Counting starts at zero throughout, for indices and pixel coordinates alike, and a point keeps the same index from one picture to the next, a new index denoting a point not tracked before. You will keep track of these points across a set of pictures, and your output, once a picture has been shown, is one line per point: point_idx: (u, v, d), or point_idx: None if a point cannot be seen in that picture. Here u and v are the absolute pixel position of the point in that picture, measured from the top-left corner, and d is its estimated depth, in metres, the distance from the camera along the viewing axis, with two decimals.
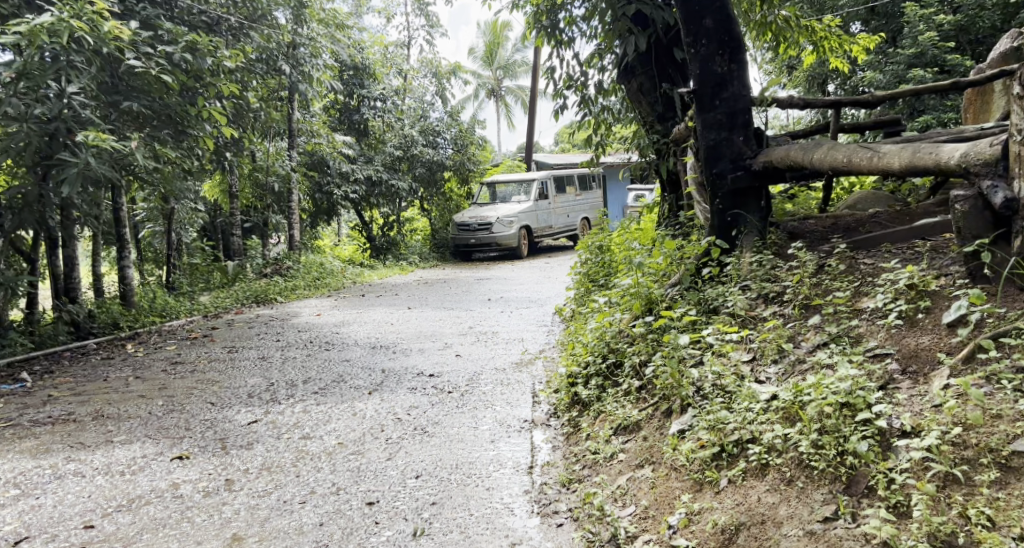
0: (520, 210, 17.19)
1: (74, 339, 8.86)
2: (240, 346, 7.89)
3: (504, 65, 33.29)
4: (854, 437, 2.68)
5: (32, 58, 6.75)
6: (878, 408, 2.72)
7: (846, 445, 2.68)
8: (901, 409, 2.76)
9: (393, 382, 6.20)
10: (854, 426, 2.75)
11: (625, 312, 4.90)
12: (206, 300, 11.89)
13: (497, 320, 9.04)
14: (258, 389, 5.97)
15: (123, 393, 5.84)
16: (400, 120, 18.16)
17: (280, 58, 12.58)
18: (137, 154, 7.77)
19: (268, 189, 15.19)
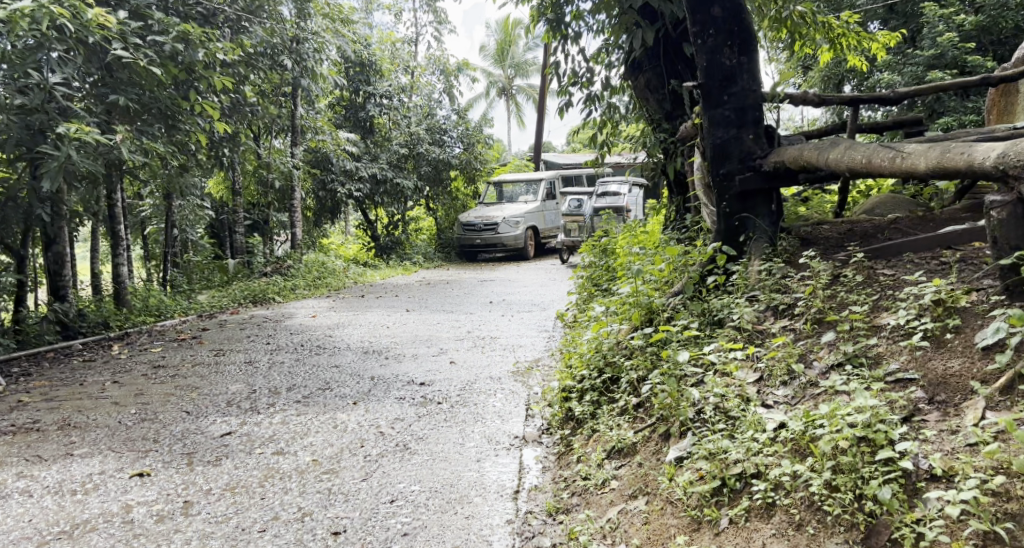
0: (527, 211, 16.87)
1: (61, 338, 8.63)
2: (228, 349, 7.61)
3: (515, 63, 32.97)
4: (875, 481, 2.36)
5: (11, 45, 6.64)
6: (903, 447, 2.39)
7: (865, 489, 2.37)
8: (929, 447, 2.44)
9: (381, 391, 5.89)
10: (873, 465, 2.43)
11: (623, 321, 4.57)
12: (202, 299, 11.63)
13: (497, 325, 8.72)
14: (238, 396, 5.69)
15: (96, 399, 5.58)
16: (406, 117, 17.89)
17: (282, 53, 12.33)
18: (122, 148, 7.54)
19: (271, 187, 14.96)
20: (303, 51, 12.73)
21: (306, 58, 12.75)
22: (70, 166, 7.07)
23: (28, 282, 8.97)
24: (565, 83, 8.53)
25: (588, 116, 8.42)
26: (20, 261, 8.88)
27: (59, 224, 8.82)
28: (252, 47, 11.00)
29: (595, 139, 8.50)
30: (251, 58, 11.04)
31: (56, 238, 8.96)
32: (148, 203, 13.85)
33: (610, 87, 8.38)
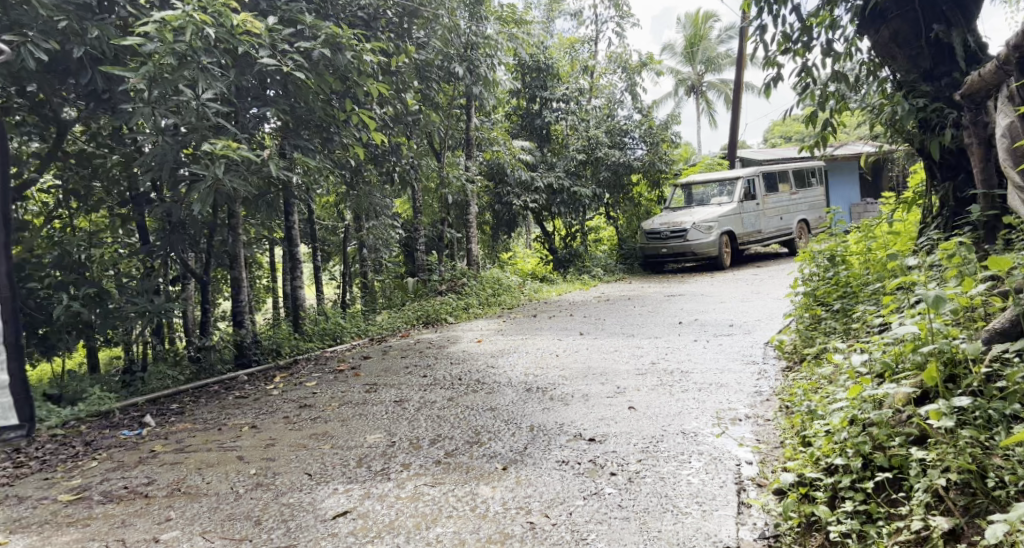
0: (722, 214, 14.83)
1: (234, 367, 7.83)
2: (382, 383, 6.62)
3: (708, 59, 30.77)
4: None
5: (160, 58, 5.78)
6: None
7: None
8: None
9: (539, 449, 4.61)
10: None
11: (908, 387, 3.29)
12: (376, 321, 10.98)
13: (688, 354, 7.13)
14: (372, 453, 4.62)
15: (225, 452, 4.77)
16: (584, 121, 16.57)
17: (454, 61, 11.59)
18: (273, 166, 6.39)
19: (447, 203, 14.27)
20: (474, 57, 11.96)
21: (478, 64, 11.99)
22: (222, 187, 6.06)
23: (209, 308, 8.38)
24: (775, 51, 6.77)
25: (806, 91, 6.66)
26: (200, 287, 8.39)
27: (238, 270, 7.95)
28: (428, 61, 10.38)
29: (813, 119, 6.73)
30: (426, 69, 10.41)
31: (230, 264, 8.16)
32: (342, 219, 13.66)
33: (834, 54, 6.73)
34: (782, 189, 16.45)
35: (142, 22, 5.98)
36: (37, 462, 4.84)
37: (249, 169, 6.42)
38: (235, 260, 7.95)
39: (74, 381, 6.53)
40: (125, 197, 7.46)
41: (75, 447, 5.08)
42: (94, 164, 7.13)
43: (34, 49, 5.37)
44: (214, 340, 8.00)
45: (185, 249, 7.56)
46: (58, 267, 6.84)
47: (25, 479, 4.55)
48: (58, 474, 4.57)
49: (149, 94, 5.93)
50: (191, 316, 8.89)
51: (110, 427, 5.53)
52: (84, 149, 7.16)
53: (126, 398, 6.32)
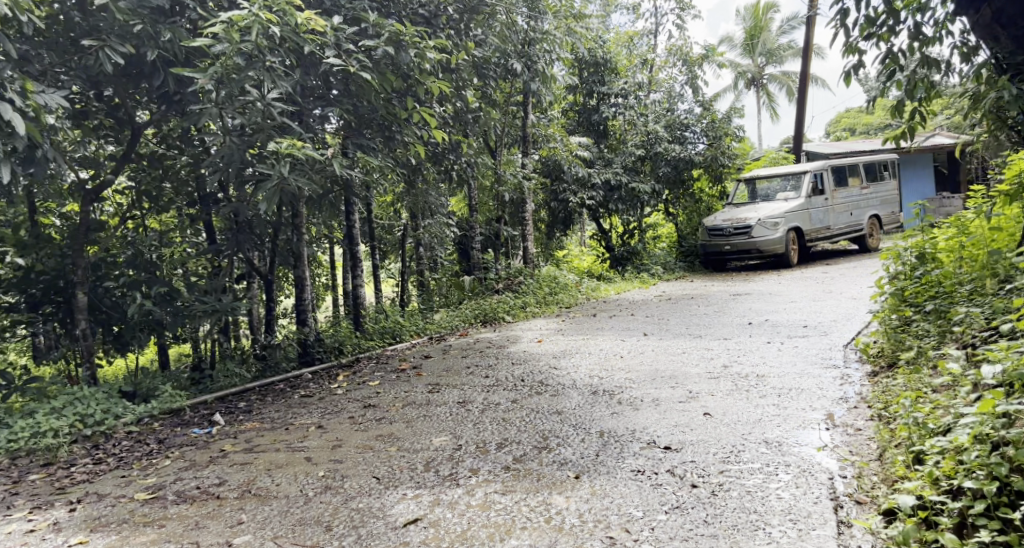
0: (788, 209, 14.32)
1: (298, 365, 7.79)
2: (444, 384, 6.48)
3: (767, 51, 29.94)
4: None
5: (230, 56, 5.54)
6: None
7: None
8: None
9: (613, 456, 4.41)
10: None
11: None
12: (434, 319, 10.88)
13: (762, 357, 6.81)
14: (439, 457, 4.45)
15: (293, 452, 4.59)
16: (643, 116, 16.19)
17: (512, 57, 11.40)
18: (337, 164, 6.27)
19: (503, 200, 14.08)
20: (531, 53, 11.80)
21: (535, 60, 11.80)
22: (288, 186, 5.88)
23: (273, 306, 8.34)
24: (858, 37, 6.42)
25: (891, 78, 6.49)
26: (265, 284, 8.32)
27: (303, 269, 7.91)
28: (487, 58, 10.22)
29: (900, 108, 6.60)
30: (485, 66, 10.26)
31: (294, 262, 8.17)
32: (399, 216, 13.61)
33: (922, 39, 6.41)
34: (852, 183, 15.81)
35: (210, 22, 5.79)
36: (114, 459, 4.67)
37: (313, 168, 6.30)
38: (299, 259, 7.94)
39: (146, 377, 6.35)
40: (194, 197, 7.44)
41: (149, 445, 4.90)
42: (166, 165, 7.15)
43: (110, 53, 5.29)
44: (278, 338, 7.99)
45: (252, 247, 7.47)
46: (132, 265, 6.90)
47: (102, 476, 4.42)
48: (134, 472, 4.41)
49: (217, 94, 5.74)
50: (256, 314, 8.89)
51: (181, 424, 5.37)
52: (156, 151, 7.17)
53: (196, 396, 6.14)
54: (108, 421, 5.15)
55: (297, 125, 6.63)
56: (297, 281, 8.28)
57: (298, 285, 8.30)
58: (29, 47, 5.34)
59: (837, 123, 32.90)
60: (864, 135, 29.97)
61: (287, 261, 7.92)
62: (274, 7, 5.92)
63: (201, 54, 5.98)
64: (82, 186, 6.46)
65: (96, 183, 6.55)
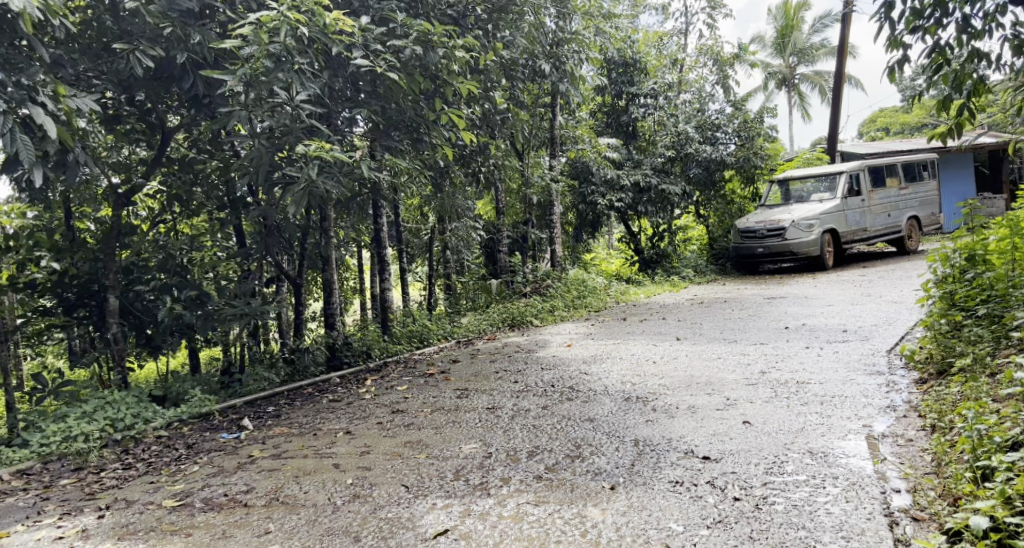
0: (824, 210, 14.00)
1: (326, 369, 7.71)
2: (473, 389, 6.35)
3: (799, 50, 29.48)
4: None
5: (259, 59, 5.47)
6: None
7: None
8: None
9: (650, 466, 4.25)
10: None
11: None
12: (461, 323, 10.77)
13: (801, 363, 6.59)
14: (469, 465, 4.30)
15: (321, 458, 4.48)
16: (673, 117, 15.95)
17: (540, 57, 11.26)
18: (365, 167, 6.14)
19: (531, 203, 13.92)
20: (560, 54, 11.64)
21: (564, 60, 11.63)
22: (317, 189, 5.78)
23: (302, 310, 8.29)
24: (903, 30, 6.18)
25: (938, 72, 6.27)
26: (294, 286, 8.29)
27: (331, 272, 7.84)
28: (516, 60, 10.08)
29: (948, 104, 6.37)
30: (513, 68, 10.13)
31: (322, 265, 8.12)
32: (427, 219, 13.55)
33: (970, 32, 6.16)
34: (889, 184, 15.41)
35: (240, 23, 5.74)
36: (142, 464, 4.61)
37: (342, 171, 6.21)
38: (327, 262, 7.91)
39: (176, 380, 6.30)
40: (224, 201, 7.41)
41: (178, 450, 4.83)
42: (198, 169, 7.10)
43: (141, 56, 5.22)
44: (307, 342, 7.92)
45: (281, 250, 7.41)
46: (163, 269, 6.88)
47: (130, 482, 4.35)
48: (161, 478, 4.34)
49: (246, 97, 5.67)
50: (285, 318, 8.85)
51: (210, 429, 5.30)
52: (188, 155, 7.13)
53: (226, 400, 6.08)
54: (138, 426, 5.08)
55: (326, 128, 6.53)
56: (325, 283, 8.24)
57: (327, 288, 8.26)
58: (62, 51, 5.30)
59: (871, 123, 32.24)
60: (898, 135, 29.33)
61: (316, 265, 7.87)
62: (302, 8, 5.80)
63: (231, 56, 5.89)
64: (114, 190, 6.44)
65: (128, 187, 6.53)
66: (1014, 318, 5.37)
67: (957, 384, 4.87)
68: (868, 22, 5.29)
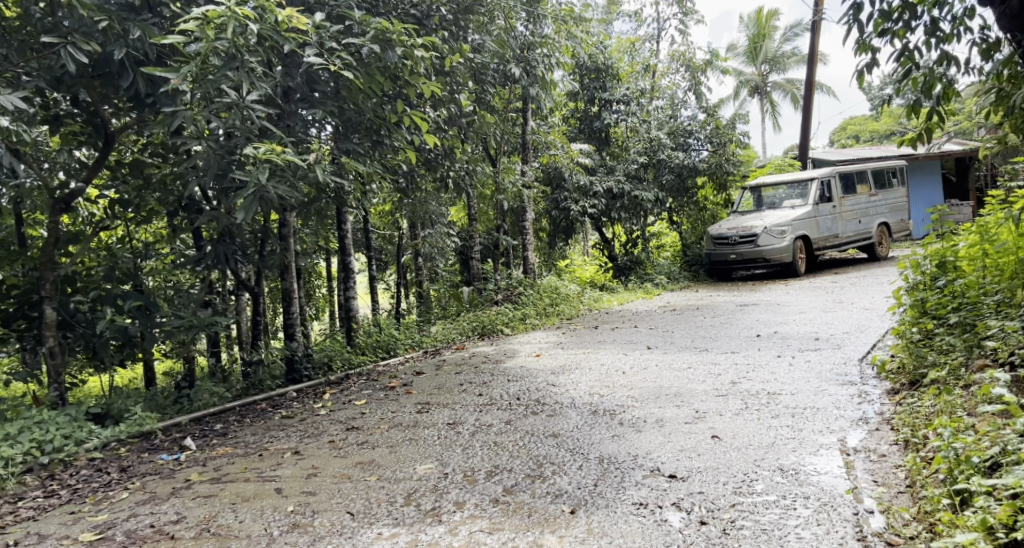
0: (795, 217, 13.93)
1: (284, 382, 7.41)
2: (435, 403, 6.09)
3: (771, 58, 29.66)
4: None
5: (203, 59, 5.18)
6: None
7: None
8: None
9: (614, 485, 4.03)
10: None
11: None
12: (430, 332, 10.50)
13: (773, 373, 6.41)
14: (423, 489, 4.06)
15: (264, 483, 4.21)
16: (646, 122, 15.83)
17: (511, 61, 11.04)
18: (319, 171, 5.86)
19: (503, 210, 13.69)
20: (531, 57, 11.37)
21: (535, 65, 11.38)
22: (267, 194, 5.52)
23: (260, 320, 7.97)
24: (872, 32, 6.06)
25: (908, 76, 6.16)
26: (252, 296, 7.97)
27: (289, 280, 7.57)
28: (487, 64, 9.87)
29: (919, 108, 6.27)
30: (483, 71, 9.90)
31: (281, 273, 7.86)
32: (396, 225, 13.25)
33: (939, 35, 6.06)
34: (860, 190, 15.43)
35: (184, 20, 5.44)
36: (67, 491, 4.30)
37: (294, 176, 5.93)
38: (285, 270, 7.66)
39: (118, 397, 5.98)
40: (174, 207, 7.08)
41: (109, 475, 4.52)
42: (147, 173, 6.76)
43: (74, 54, 4.91)
44: (264, 354, 7.61)
45: (235, 259, 7.09)
46: (106, 280, 6.55)
47: (50, 512, 4.04)
48: (85, 508, 4.04)
49: (191, 98, 5.38)
50: (243, 328, 8.54)
51: (148, 450, 5.00)
52: (138, 157, 6.75)
53: (171, 417, 5.76)
54: (68, 448, 4.77)
55: (280, 130, 6.24)
56: (285, 293, 7.94)
57: (286, 297, 7.95)
58: None
59: (841, 130, 32.48)
60: (869, 142, 29.58)
61: (273, 273, 7.59)
62: (252, 4, 5.51)
63: (175, 54, 5.58)
64: (52, 195, 6.10)
65: (67, 192, 6.18)
66: (988, 328, 5.25)
67: (930, 397, 4.72)
68: (838, 23, 5.13)
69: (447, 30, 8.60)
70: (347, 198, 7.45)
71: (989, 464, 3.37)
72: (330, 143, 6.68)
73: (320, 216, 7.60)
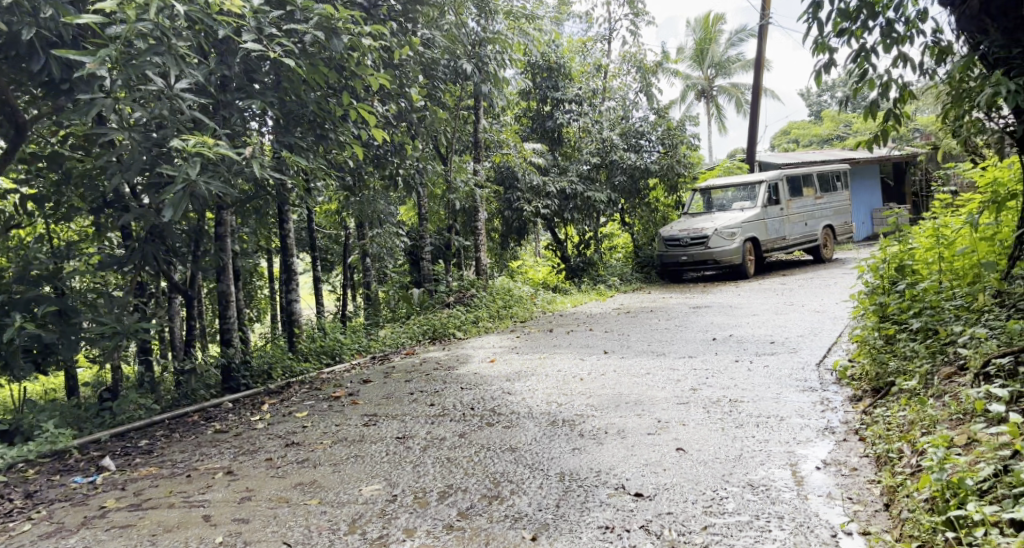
0: (745, 219, 13.94)
1: (220, 391, 6.96)
2: (382, 415, 5.73)
3: (716, 62, 29.99)
4: None
5: (124, 42, 4.72)
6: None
7: None
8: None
9: (577, 506, 3.74)
10: None
11: None
12: (379, 336, 10.09)
13: (732, 379, 6.24)
14: (369, 513, 3.70)
15: (191, 509, 3.79)
16: (597, 123, 15.68)
17: (461, 57, 10.70)
18: (256, 166, 5.44)
19: (454, 210, 13.33)
20: (482, 54, 11.05)
21: (486, 61, 11.07)
22: (198, 190, 5.09)
23: (194, 325, 7.49)
24: (830, 32, 5.93)
25: (864, 77, 6.05)
26: (186, 300, 7.47)
27: (227, 283, 7.12)
28: (437, 60, 9.53)
29: (876, 110, 6.16)
30: (433, 66, 9.55)
31: (217, 275, 7.39)
32: (343, 226, 12.77)
33: (895, 37, 5.95)
34: (808, 193, 15.58)
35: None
36: None
37: (229, 170, 5.51)
38: (222, 271, 7.20)
39: (31, 411, 5.45)
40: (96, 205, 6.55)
41: (12, 502, 4.05)
42: (66, 166, 6.22)
43: None
44: (198, 361, 7.13)
45: (165, 260, 6.60)
46: (19, 284, 6.00)
47: None
48: None
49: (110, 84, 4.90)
50: (177, 333, 8.02)
51: (62, 472, 4.52)
52: (57, 149, 6.18)
53: (89, 433, 5.27)
54: None
55: (214, 122, 5.79)
56: (221, 295, 7.46)
57: (222, 300, 7.48)
58: None
59: (784, 135, 33.08)
60: (811, 146, 30.14)
61: (209, 274, 7.12)
62: None
63: (94, 35, 5.10)
64: None
65: None
66: (952, 333, 5.14)
67: (899, 406, 4.57)
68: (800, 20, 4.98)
69: (395, 22, 8.25)
70: (288, 195, 7.03)
71: (985, 487, 3.11)
72: (270, 137, 6.26)
73: (259, 215, 7.15)
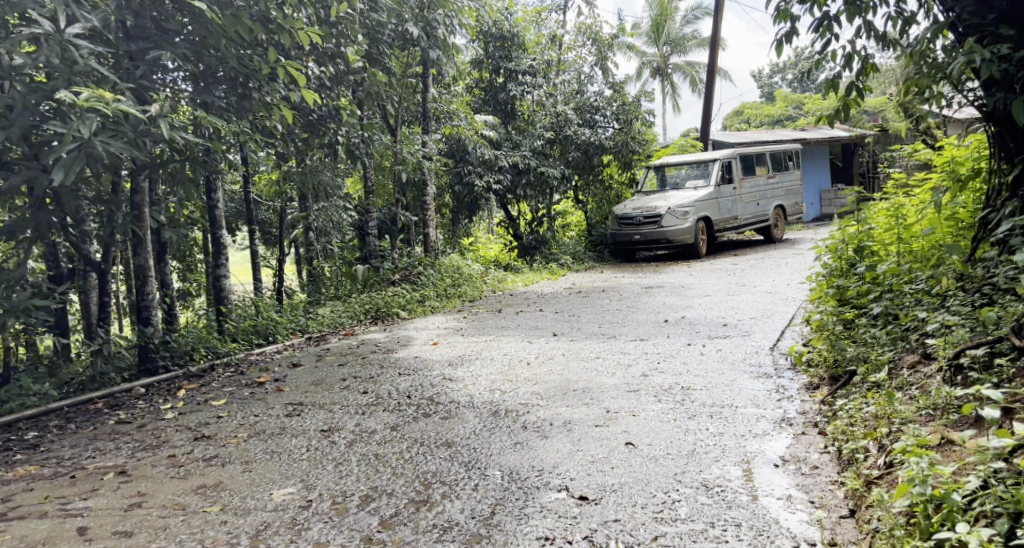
0: (698, 197, 13.69)
1: (135, 374, 6.37)
2: (308, 404, 5.25)
3: (671, 39, 29.74)
4: None
5: None
6: None
7: None
8: None
9: (513, 514, 3.33)
10: None
11: None
12: (317, 314, 9.51)
13: (685, 364, 5.91)
14: (276, 524, 3.24)
15: (68, 519, 3.28)
16: (551, 96, 15.19)
17: (406, 20, 10.01)
18: (163, 125, 4.86)
19: (401, 185, 12.72)
20: (431, 18, 10.39)
21: (435, 26, 10.41)
22: (94, 150, 4.50)
23: (108, 302, 6.87)
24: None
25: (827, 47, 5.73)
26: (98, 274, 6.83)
27: (143, 255, 6.51)
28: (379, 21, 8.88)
29: (840, 84, 5.85)
30: (375, 27, 8.90)
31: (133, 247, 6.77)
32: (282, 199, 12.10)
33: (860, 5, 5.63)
34: (760, 172, 15.44)
35: None
36: None
37: (133, 130, 4.92)
38: (137, 244, 6.58)
39: None
40: None
41: None
42: None
43: None
44: (112, 342, 6.52)
45: (68, 230, 5.96)
46: None
47: None
48: None
49: None
50: (89, 311, 7.36)
51: None
52: None
53: None
54: None
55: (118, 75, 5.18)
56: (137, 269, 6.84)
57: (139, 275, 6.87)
58: None
59: (737, 115, 33.04)
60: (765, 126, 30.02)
61: (122, 247, 6.49)
62: None
63: None
64: None
65: None
66: (914, 319, 4.88)
67: (861, 398, 4.28)
68: None
69: None
70: (210, 162, 6.43)
71: (971, 503, 2.78)
72: (184, 96, 5.66)
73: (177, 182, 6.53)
